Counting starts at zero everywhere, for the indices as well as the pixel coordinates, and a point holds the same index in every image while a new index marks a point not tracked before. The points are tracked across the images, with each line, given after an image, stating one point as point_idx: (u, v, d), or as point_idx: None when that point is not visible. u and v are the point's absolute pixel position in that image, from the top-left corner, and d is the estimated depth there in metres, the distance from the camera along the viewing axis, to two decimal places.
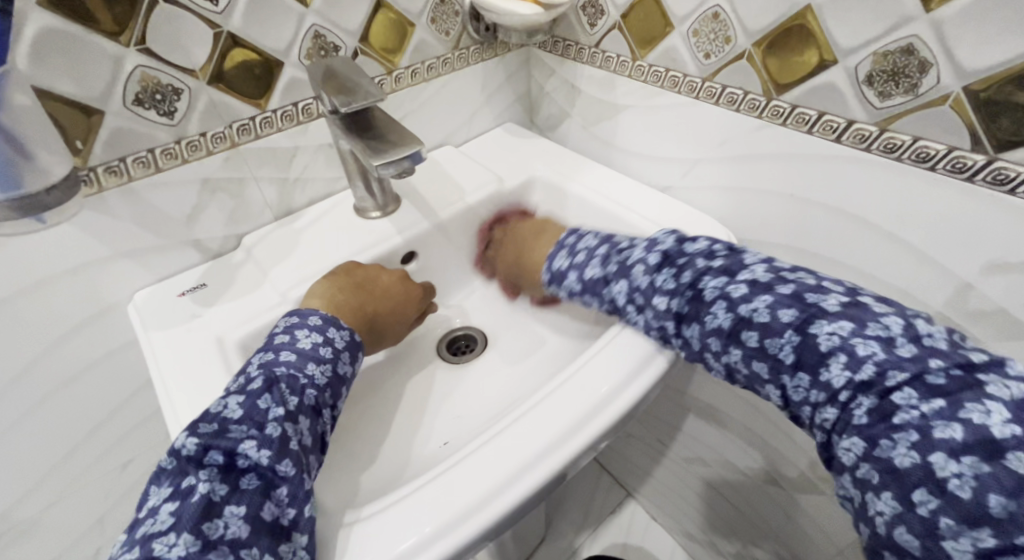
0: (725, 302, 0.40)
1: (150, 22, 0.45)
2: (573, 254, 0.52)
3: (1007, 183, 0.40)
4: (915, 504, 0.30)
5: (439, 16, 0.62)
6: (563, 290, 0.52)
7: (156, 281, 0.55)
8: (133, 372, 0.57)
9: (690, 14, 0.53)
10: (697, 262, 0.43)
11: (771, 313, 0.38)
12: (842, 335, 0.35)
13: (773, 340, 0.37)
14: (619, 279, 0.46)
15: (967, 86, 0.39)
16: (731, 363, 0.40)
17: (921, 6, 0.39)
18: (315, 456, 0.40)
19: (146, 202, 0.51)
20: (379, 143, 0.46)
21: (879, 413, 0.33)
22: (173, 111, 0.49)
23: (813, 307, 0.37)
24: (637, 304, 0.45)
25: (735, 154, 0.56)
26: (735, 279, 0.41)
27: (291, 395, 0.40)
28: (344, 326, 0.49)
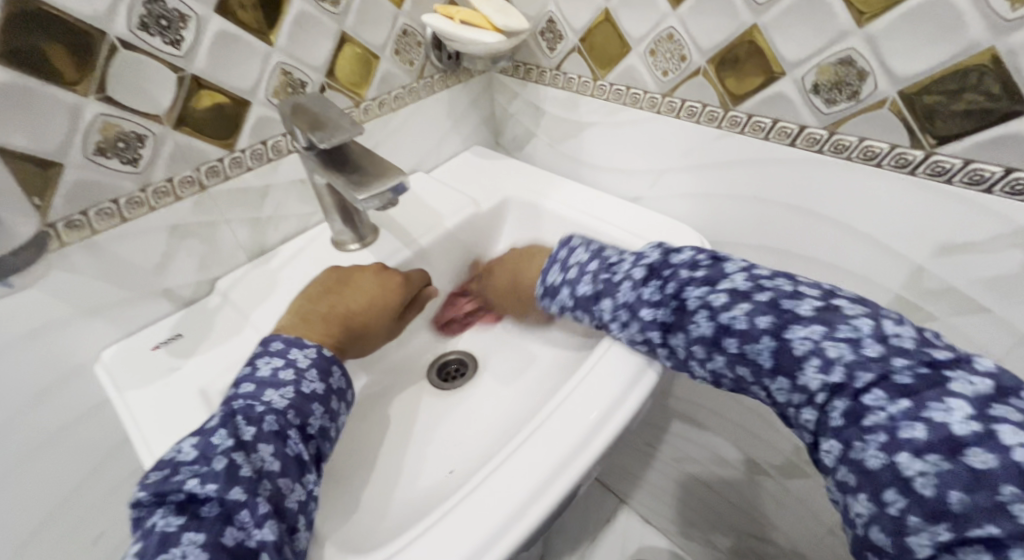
0: (706, 311, 0.41)
1: (110, 70, 0.43)
2: (565, 269, 0.51)
3: (945, 173, 0.43)
4: (887, 504, 0.32)
5: (402, 48, 0.62)
6: (557, 275, 0.52)
7: (126, 336, 0.52)
8: (104, 435, 0.53)
9: (645, 35, 0.55)
10: (680, 273, 0.44)
11: (748, 321, 0.39)
12: (814, 339, 0.37)
13: (751, 346, 0.39)
14: (606, 297, 0.47)
15: (901, 90, 0.43)
16: (715, 368, 0.41)
17: (854, 22, 0.42)
18: (287, 479, 0.38)
19: (112, 256, 0.48)
20: (354, 175, 0.46)
21: (853, 415, 0.35)
22: (138, 158, 0.47)
23: (788, 313, 0.38)
24: (621, 320, 0.46)
25: (700, 162, 0.59)
26: (715, 287, 0.42)
27: (246, 425, 0.38)
28: (309, 344, 0.46)
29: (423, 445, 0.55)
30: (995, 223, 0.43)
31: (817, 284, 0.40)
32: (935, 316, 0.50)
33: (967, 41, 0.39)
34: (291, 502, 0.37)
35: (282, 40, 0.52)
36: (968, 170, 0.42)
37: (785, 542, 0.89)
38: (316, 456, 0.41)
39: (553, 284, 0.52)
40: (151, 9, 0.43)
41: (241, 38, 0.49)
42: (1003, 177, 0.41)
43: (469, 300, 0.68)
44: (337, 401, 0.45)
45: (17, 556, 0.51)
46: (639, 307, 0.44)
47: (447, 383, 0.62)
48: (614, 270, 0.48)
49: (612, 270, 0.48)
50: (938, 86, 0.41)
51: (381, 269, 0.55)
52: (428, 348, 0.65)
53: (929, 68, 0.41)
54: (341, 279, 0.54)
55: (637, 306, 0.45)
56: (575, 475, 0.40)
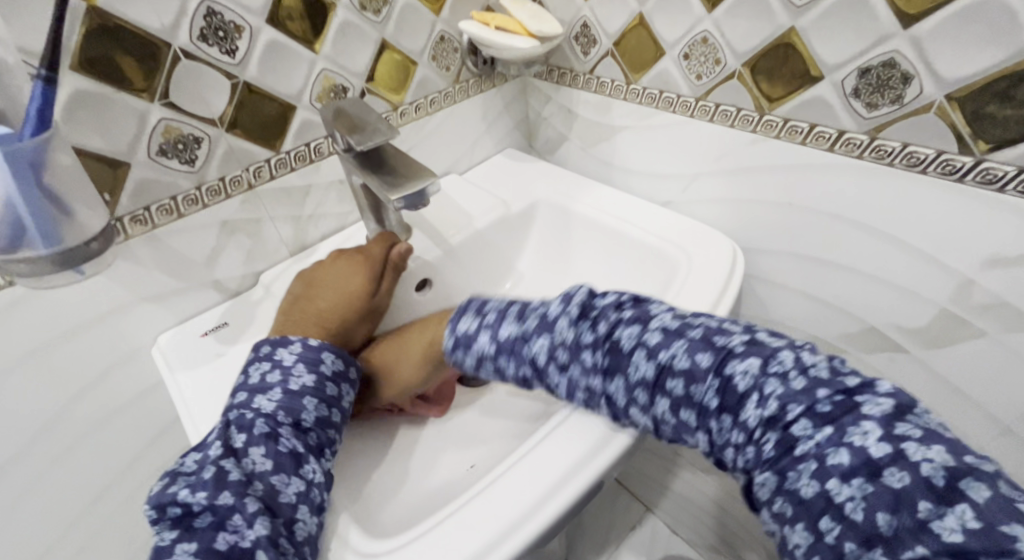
0: (645, 350, 0.38)
1: (173, 77, 0.47)
2: (481, 313, 0.46)
3: (997, 181, 0.42)
4: (823, 532, 0.29)
5: (439, 53, 0.65)
6: (468, 358, 0.45)
7: (178, 323, 0.56)
8: (157, 415, 0.57)
9: (679, 40, 0.56)
10: (609, 313, 0.41)
11: (691, 357, 0.36)
12: (754, 373, 0.34)
13: (699, 386, 0.35)
14: (540, 335, 0.41)
15: (949, 94, 0.42)
16: (661, 413, 0.37)
17: (899, 24, 0.42)
18: (280, 476, 0.39)
19: (169, 248, 0.52)
20: (389, 178, 0.48)
21: (785, 446, 0.32)
22: (195, 159, 0.51)
23: (722, 350, 0.36)
24: (559, 362, 0.41)
25: (733, 167, 0.59)
26: (648, 327, 0.39)
27: (238, 433, 0.40)
28: (293, 339, 0.46)
29: (439, 433, 0.59)
30: None
31: (739, 319, 0.39)
32: (986, 332, 0.47)
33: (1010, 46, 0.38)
34: (286, 497, 0.38)
35: (326, 47, 0.55)
36: (1021, 179, 0.41)
37: None
38: (316, 446, 0.42)
39: (475, 353, 0.45)
40: (210, 20, 0.46)
41: (289, 46, 0.52)
42: None
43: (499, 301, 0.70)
44: (335, 386, 0.45)
45: (76, 524, 0.56)
46: (580, 350, 0.40)
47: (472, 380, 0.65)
48: (506, 326, 0.43)
49: (526, 319, 0.43)
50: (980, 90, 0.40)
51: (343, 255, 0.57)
52: None
53: (969, 72, 0.40)
54: (313, 277, 0.55)
55: (556, 349, 0.40)
56: (596, 472, 0.41)
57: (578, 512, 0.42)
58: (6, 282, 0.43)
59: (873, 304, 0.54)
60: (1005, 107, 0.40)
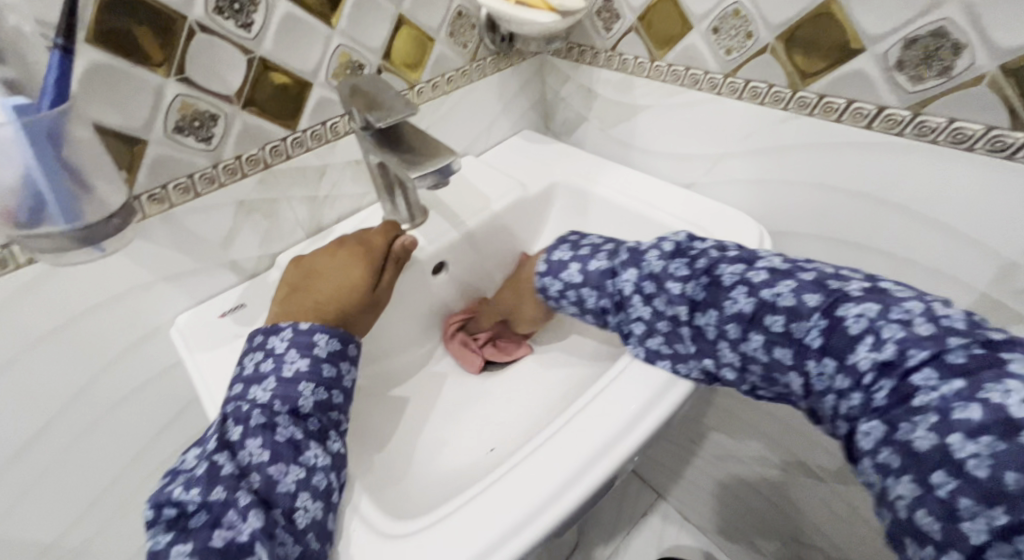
0: (745, 287, 0.41)
1: (189, 52, 0.46)
2: (575, 247, 0.52)
3: None
4: (934, 485, 0.31)
5: (457, 30, 0.63)
6: (555, 282, 0.52)
7: (196, 304, 0.56)
8: (175, 394, 0.57)
9: (709, 12, 0.53)
10: (709, 252, 0.45)
11: (794, 296, 0.39)
12: (868, 317, 0.36)
13: (798, 324, 0.39)
14: (629, 267, 0.47)
15: (1003, 65, 0.39)
16: (756, 352, 0.41)
17: None
18: (277, 466, 0.38)
19: (186, 228, 0.51)
20: (408, 157, 0.47)
21: (901, 395, 0.33)
22: (211, 137, 0.50)
23: (836, 291, 0.38)
24: (643, 293, 0.46)
25: (761, 147, 0.57)
26: (753, 266, 0.43)
27: (233, 425, 0.40)
28: (285, 326, 0.46)
29: (457, 418, 0.59)
30: None
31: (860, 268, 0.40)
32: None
33: None
34: (283, 486, 0.38)
35: (343, 22, 0.53)
36: None
37: (832, 547, 0.86)
38: (316, 431, 0.42)
39: (568, 280, 0.51)
40: None
41: (305, 21, 0.51)
42: None
43: (514, 285, 0.69)
44: (331, 369, 0.45)
45: (98, 501, 0.56)
46: (668, 278, 0.45)
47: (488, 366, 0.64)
48: (643, 248, 0.48)
49: (618, 257, 0.49)
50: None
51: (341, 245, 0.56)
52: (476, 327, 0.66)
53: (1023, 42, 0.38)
54: (311, 265, 0.54)
55: (642, 283, 0.46)
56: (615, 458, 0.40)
57: (594, 504, 0.42)
58: (27, 260, 0.43)
59: (903, 288, 0.52)
60: None
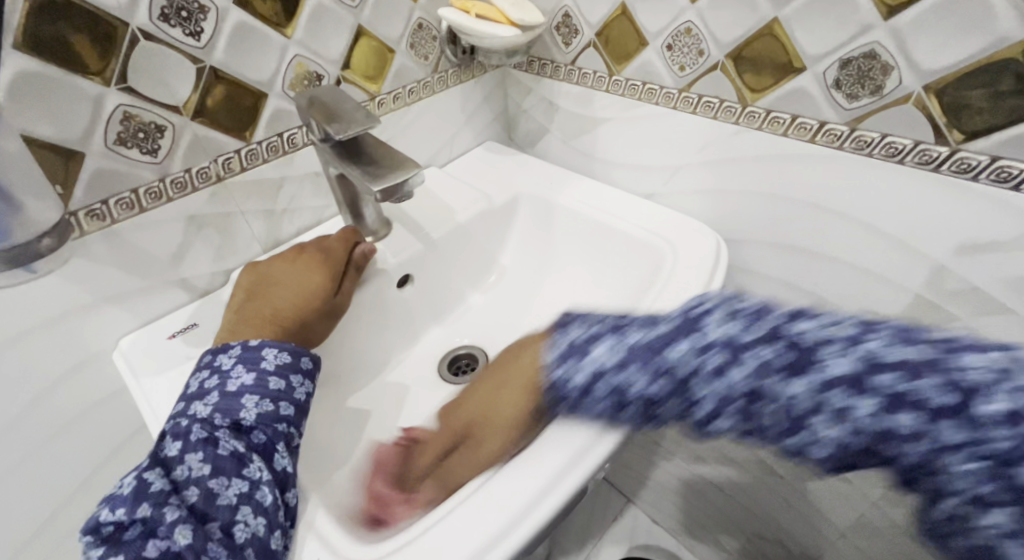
0: (786, 341, 0.31)
1: (131, 60, 0.43)
2: (586, 324, 0.38)
3: (971, 170, 0.41)
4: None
5: (418, 41, 0.62)
6: (578, 373, 0.36)
7: (142, 325, 0.53)
8: (121, 421, 0.54)
9: (663, 29, 0.53)
10: (716, 315, 0.34)
11: (900, 354, 0.28)
12: (930, 367, 0.27)
13: (925, 385, 0.27)
14: (616, 338, 0.36)
15: (926, 85, 0.40)
16: (900, 423, 0.27)
17: (878, 15, 0.40)
18: (219, 479, 0.36)
19: (131, 245, 0.49)
20: (369, 169, 0.46)
21: (1015, 450, 0.25)
22: (157, 149, 0.47)
23: (884, 357, 0.28)
24: (642, 362, 0.34)
25: (716, 158, 0.57)
26: (813, 319, 0.31)
27: (172, 441, 0.38)
28: (233, 344, 0.44)
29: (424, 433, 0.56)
30: (1016, 223, 0.40)
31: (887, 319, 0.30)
32: (955, 317, 0.47)
33: (990, 37, 0.37)
34: (223, 500, 0.36)
35: (299, 32, 0.52)
36: (995, 167, 0.39)
37: (795, 544, 0.88)
38: (262, 446, 0.39)
39: (598, 364, 0.35)
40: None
41: (259, 30, 0.49)
42: None
43: (482, 296, 0.69)
44: (278, 380, 0.42)
45: (35, 539, 0.52)
46: (741, 349, 0.32)
47: (458, 378, 0.61)
48: (705, 320, 0.34)
49: (663, 323, 0.35)
50: (957, 84, 0.39)
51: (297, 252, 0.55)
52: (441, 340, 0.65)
53: (948, 64, 0.39)
54: (267, 273, 0.53)
55: (713, 343, 0.33)
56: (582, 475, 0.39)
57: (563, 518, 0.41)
58: None
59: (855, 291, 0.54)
60: (984, 97, 0.38)
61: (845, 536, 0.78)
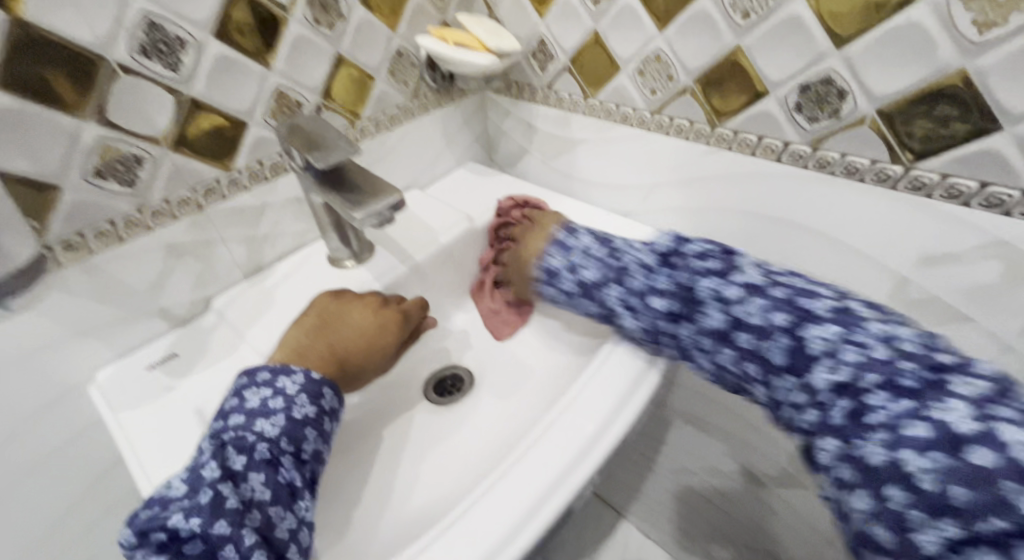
0: (719, 303, 0.40)
1: (109, 93, 0.44)
2: (568, 253, 0.52)
3: (923, 188, 0.43)
4: (888, 498, 0.29)
5: (397, 68, 0.64)
6: (610, 284, 0.47)
7: (121, 356, 0.52)
8: (100, 455, 0.53)
9: (634, 56, 0.55)
10: (692, 264, 0.43)
11: (763, 315, 0.37)
12: (831, 337, 0.34)
13: (765, 342, 0.37)
14: (613, 285, 0.47)
15: (879, 108, 0.42)
16: (821, 385, 0.34)
17: (831, 43, 0.42)
18: (279, 508, 0.37)
19: (108, 276, 0.48)
20: (349, 195, 0.46)
21: (855, 415, 0.32)
22: (136, 180, 0.47)
23: (805, 311, 0.36)
24: (631, 307, 0.45)
25: (689, 177, 0.58)
26: (728, 280, 0.40)
27: (237, 456, 0.37)
28: (297, 370, 0.44)
29: (415, 457, 0.55)
30: (971, 236, 0.42)
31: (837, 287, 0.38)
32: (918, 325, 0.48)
33: (933, 64, 0.38)
34: (281, 531, 0.36)
35: (279, 62, 0.53)
36: (946, 184, 0.41)
37: (784, 553, 0.89)
38: (311, 480, 0.40)
39: (631, 285, 0.45)
40: (150, 34, 0.44)
41: (238, 61, 0.50)
42: (979, 191, 0.40)
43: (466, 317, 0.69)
44: (331, 421, 0.44)
45: None
46: (746, 302, 0.39)
47: (444, 398, 0.61)
48: (681, 261, 0.44)
49: (706, 259, 0.43)
50: (907, 108, 0.41)
51: (376, 301, 0.54)
52: (426, 361, 0.65)
53: (899, 88, 0.41)
54: (338, 312, 0.52)
55: (725, 290, 0.40)
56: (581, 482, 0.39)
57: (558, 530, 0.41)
58: None
59: None
60: (932, 120, 0.40)
61: (830, 543, 0.79)
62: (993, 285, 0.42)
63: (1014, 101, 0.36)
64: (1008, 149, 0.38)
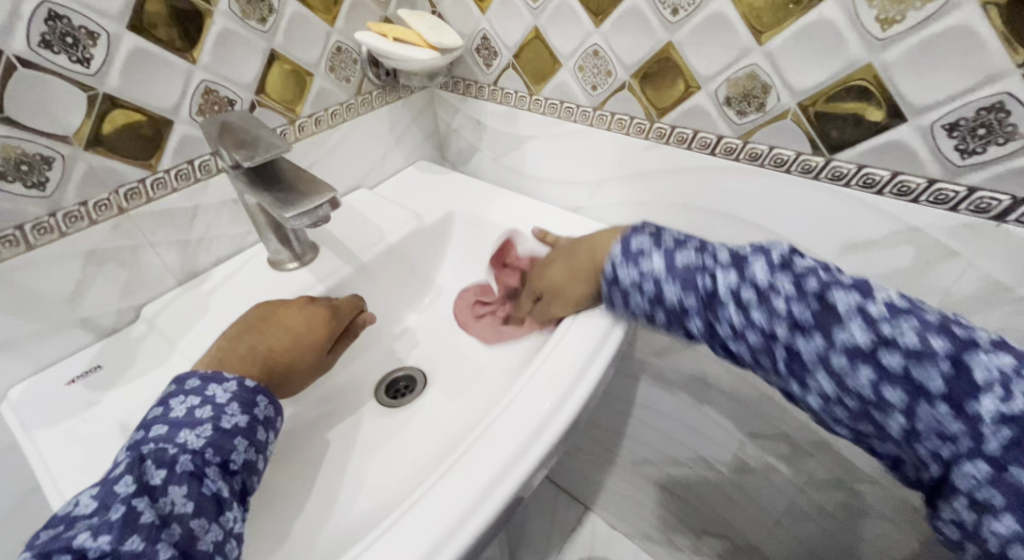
0: (752, 295, 0.37)
1: (9, 89, 0.41)
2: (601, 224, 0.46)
3: (843, 178, 0.44)
4: (982, 499, 0.29)
5: (337, 65, 0.62)
6: (632, 271, 0.42)
7: (39, 370, 0.49)
8: (20, 477, 0.49)
9: (573, 51, 0.55)
10: (725, 255, 0.39)
11: (798, 316, 0.35)
12: (864, 337, 0.33)
13: (803, 340, 0.35)
14: (645, 258, 0.42)
15: (800, 102, 0.44)
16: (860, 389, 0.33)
17: (754, 39, 0.43)
18: (200, 520, 0.35)
19: (19, 286, 0.45)
20: (280, 194, 0.45)
21: (912, 417, 0.31)
22: (45, 182, 0.45)
23: (832, 306, 0.34)
24: (653, 284, 0.41)
25: (631, 173, 0.58)
26: (756, 274, 0.37)
27: (155, 468, 0.35)
28: (229, 378, 0.42)
29: (365, 460, 0.54)
30: (890, 224, 0.43)
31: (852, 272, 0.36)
32: None
33: (848, 59, 0.40)
34: (203, 545, 0.34)
35: (205, 57, 0.50)
36: (863, 174, 0.43)
37: (741, 538, 0.91)
38: (239, 492, 0.38)
39: (648, 271, 0.41)
40: (54, 26, 0.41)
41: (158, 56, 0.47)
42: (892, 180, 0.42)
43: (418, 317, 0.68)
44: (265, 432, 0.42)
45: None
46: (772, 295, 0.36)
47: (396, 400, 0.60)
48: (714, 259, 0.39)
49: (711, 253, 0.40)
50: (824, 102, 0.42)
51: (308, 302, 0.53)
52: (376, 365, 0.63)
53: (817, 83, 0.42)
54: (266, 316, 0.50)
55: (738, 286, 0.37)
56: (522, 476, 0.39)
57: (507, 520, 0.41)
58: None
59: None
60: (847, 112, 0.42)
61: (780, 523, 0.81)
62: (912, 270, 0.44)
63: (919, 95, 0.38)
64: (915, 141, 0.40)
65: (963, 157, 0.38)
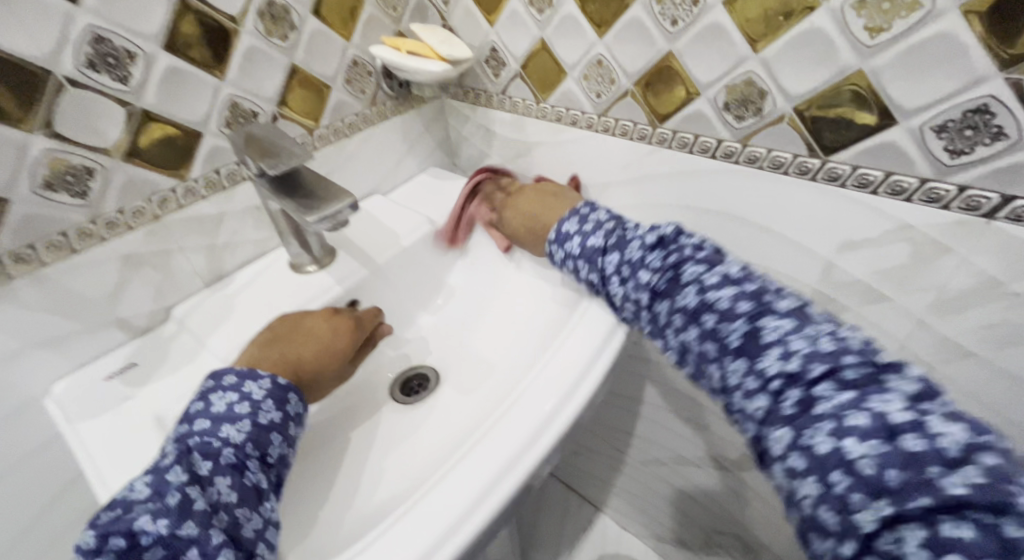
0: (696, 286, 0.42)
1: (57, 106, 0.44)
2: (584, 221, 0.53)
3: (839, 178, 0.46)
4: (904, 501, 0.30)
5: (353, 77, 0.65)
6: (590, 270, 0.51)
7: (79, 368, 0.52)
8: (62, 468, 0.53)
9: (578, 61, 0.58)
10: (685, 253, 0.44)
11: (730, 302, 0.40)
12: (782, 330, 0.38)
13: (728, 325, 0.40)
14: (614, 251, 0.48)
15: (795, 107, 0.45)
16: (766, 371, 0.37)
17: (749, 48, 0.45)
18: (244, 510, 0.38)
19: (63, 289, 0.49)
20: (303, 201, 0.48)
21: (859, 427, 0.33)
22: (88, 192, 0.48)
23: (766, 305, 0.40)
24: (622, 276, 0.47)
25: (635, 176, 0.60)
26: (708, 268, 0.43)
27: (202, 460, 0.38)
28: (264, 375, 0.45)
29: (383, 453, 0.56)
30: (884, 222, 0.45)
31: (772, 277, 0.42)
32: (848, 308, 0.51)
33: (840, 66, 0.42)
34: (247, 531, 0.37)
35: (232, 73, 0.54)
36: (859, 175, 0.45)
37: (750, 536, 0.92)
38: (276, 483, 0.41)
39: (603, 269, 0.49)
40: (98, 48, 0.45)
41: (189, 73, 0.51)
42: (886, 180, 0.44)
43: (431, 317, 0.70)
44: (297, 426, 0.45)
45: None
46: (697, 286, 0.42)
47: (411, 397, 0.62)
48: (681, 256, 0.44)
49: (655, 251, 0.46)
50: (819, 106, 0.44)
51: (334, 312, 0.55)
52: (391, 364, 0.66)
53: (811, 88, 0.44)
54: (295, 324, 0.53)
55: (673, 283, 0.43)
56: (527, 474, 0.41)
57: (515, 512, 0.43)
58: None
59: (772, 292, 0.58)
60: (841, 116, 0.44)
61: (789, 521, 0.82)
62: (907, 266, 0.46)
63: (908, 98, 0.40)
64: (907, 142, 0.41)
65: (952, 157, 0.40)
